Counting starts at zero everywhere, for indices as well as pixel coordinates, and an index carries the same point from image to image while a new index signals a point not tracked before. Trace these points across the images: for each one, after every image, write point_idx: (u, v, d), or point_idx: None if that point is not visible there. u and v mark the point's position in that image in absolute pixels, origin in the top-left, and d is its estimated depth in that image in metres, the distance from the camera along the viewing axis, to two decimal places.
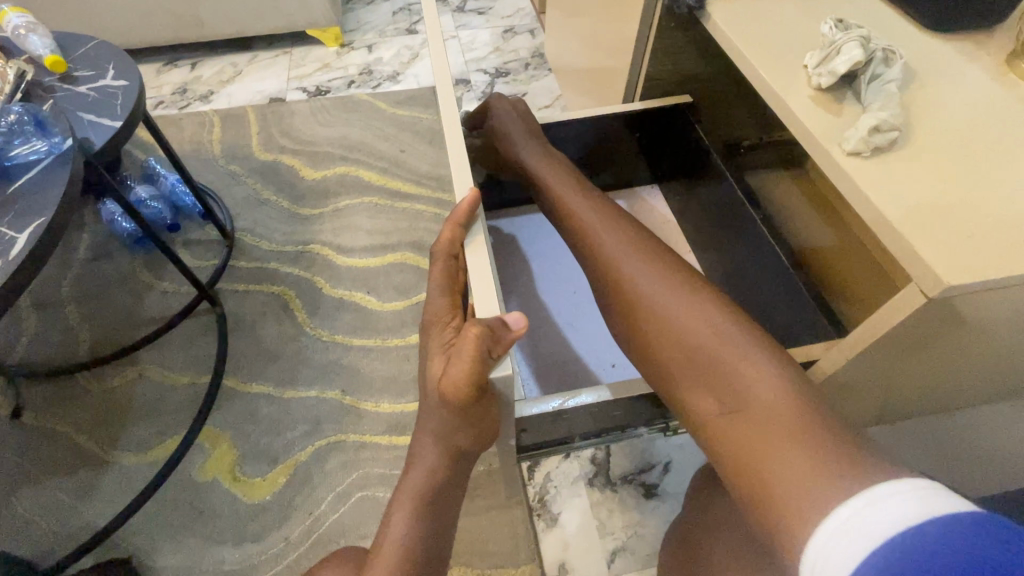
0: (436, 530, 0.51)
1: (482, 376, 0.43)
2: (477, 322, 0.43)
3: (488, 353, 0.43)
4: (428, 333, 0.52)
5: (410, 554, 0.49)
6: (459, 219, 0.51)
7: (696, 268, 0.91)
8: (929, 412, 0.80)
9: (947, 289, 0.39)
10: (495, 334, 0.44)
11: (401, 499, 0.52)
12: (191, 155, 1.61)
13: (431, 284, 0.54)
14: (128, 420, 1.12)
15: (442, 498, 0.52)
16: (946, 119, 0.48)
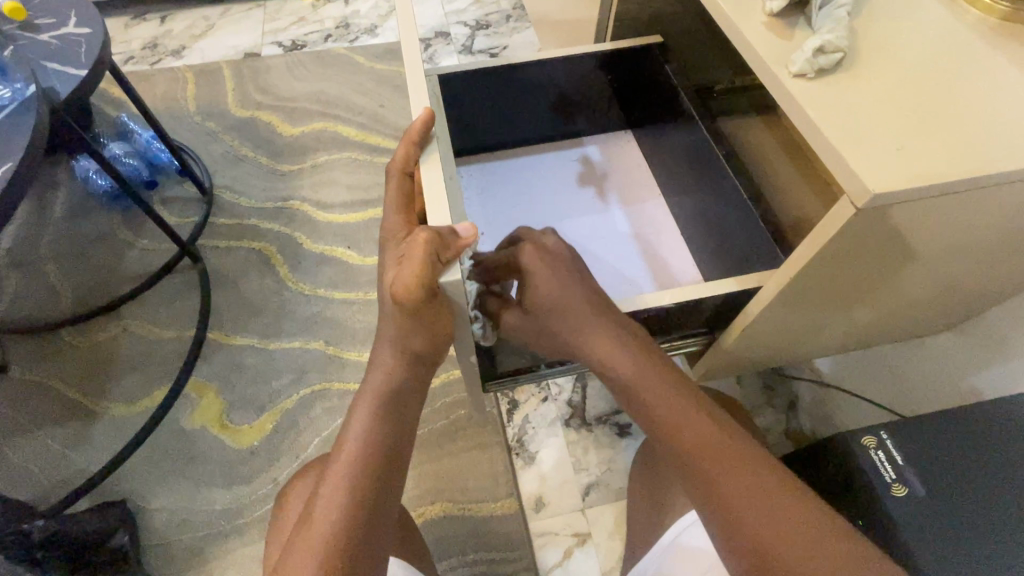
0: (400, 428, 0.50)
1: (431, 280, 0.44)
2: (427, 227, 0.44)
3: (437, 256, 0.44)
4: (384, 249, 0.54)
5: (373, 449, 0.47)
6: (414, 135, 0.53)
7: (667, 211, 0.92)
8: (879, 341, 0.80)
9: (874, 196, 0.40)
10: (445, 240, 0.45)
11: (361, 402, 0.50)
12: (165, 113, 1.58)
13: (388, 202, 0.56)
14: (115, 373, 1.14)
15: (403, 400, 0.51)
16: (892, 44, 0.49)
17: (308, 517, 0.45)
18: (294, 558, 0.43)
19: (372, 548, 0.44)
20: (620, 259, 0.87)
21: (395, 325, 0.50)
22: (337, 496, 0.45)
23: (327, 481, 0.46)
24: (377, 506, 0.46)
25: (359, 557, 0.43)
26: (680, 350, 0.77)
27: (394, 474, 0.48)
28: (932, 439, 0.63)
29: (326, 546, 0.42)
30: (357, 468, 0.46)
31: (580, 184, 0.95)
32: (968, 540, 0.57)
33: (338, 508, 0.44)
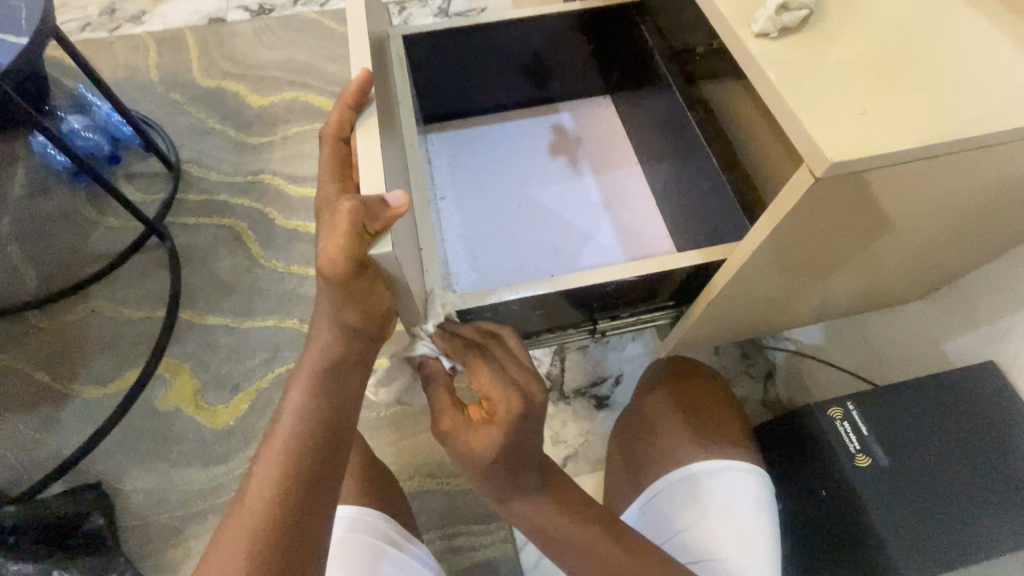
0: (339, 403, 0.48)
1: (359, 253, 0.43)
2: (352, 197, 0.42)
3: (363, 228, 0.42)
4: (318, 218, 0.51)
5: (310, 424, 0.46)
6: (347, 99, 0.50)
7: (641, 182, 0.89)
8: (857, 307, 0.78)
9: (832, 165, 0.38)
10: (373, 210, 0.43)
11: (297, 378, 0.48)
12: (127, 84, 1.51)
13: (322, 168, 0.54)
14: (86, 355, 1.12)
15: (341, 375, 0.49)
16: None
17: (239, 497, 0.43)
18: (224, 541, 0.40)
19: (310, 525, 0.42)
20: (592, 229, 0.85)
21: (328, 297, 0.48)
22: (271, 473, 0.43)
23: (261, 460, 0.44)
24: (315, 484, 0.44)
25: (296, 535, 0.41)
26: (652, 323, 0.76)
27: (334, 449, 0.46)
28: (897, 409, 0.63)
29: (259, 525, 0.40)
30: (292, 444, 0.44)
31: (552, 153, 0.92)
32: (922, 509, 0.58)
33: (272, 485, 0.42)
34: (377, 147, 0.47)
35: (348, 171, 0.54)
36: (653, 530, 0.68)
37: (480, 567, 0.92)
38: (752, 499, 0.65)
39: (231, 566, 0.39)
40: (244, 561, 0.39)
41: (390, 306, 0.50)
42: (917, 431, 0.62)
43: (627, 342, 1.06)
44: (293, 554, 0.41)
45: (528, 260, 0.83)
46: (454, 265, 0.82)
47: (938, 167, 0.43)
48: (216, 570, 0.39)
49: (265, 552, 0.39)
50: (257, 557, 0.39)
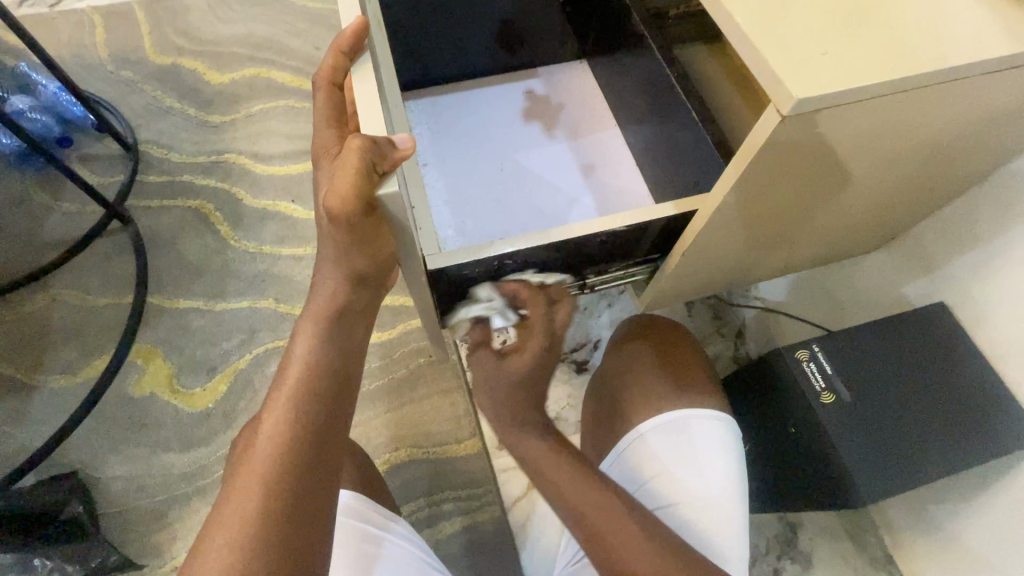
0: (345, 354, 0.49)
1: (368, 192, 0.44)
2: (362, 136, 0.43)
3: (373, 167, 0.43)
4: (318, 163, 0.53)
5: (318, 372, 0.46)
6: (342, 46, 0.51)
7: (619, 143, 0.91)
8: (822, 258, 0.83)
9: (799, 101, 0.40)
10: (381, 150, 0.44)
11: (303, 329, 0.49)
12: (73, 63, 1.43)
13: (319, 115, 0.56)
14: (50, 345, 1.08)
15: (346, 323, 0.51)
16: None
17: (248, 449, 0.42)
18: (236, 489, 0.40)
19: (324, 469, 0.43)
20: (577, 190, 0.86)
21: (333, 242, 0.49)
22: (281, 416, 0.43)
23: (269, 411, 0.44)
24: (326, 430, 0.44)
25: (310, 478, 0.42)
26: (629, 280, 0.79)
27: (341, 391, 0.47)
28: (857, 350, 0.67)
29: (271, 471, 0.40)
30: (300, 392, 0.45)
31: (525, 119, 0.92)
32: (880, 438, 0.62)
33: (282, 432, 0.42)
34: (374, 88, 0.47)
35: (342, 116, 0.56)
36: (627, 473, 0.71)
37: (469, 530, 0.94)
38: (720, 445, 0.68)
39: (246, 511, 0.38)
40: (260, 504, 0.39)
41: (392, 252, 0.52)
42: (874, 369, 0.66)
43: (605, 307, 1.08)
44: (307, 495, 0.41)
45: (511, 218, 0.83)
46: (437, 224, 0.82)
47: (896, 108, 0.46)
48: (233, 510, 0.39)
49: (280, 495, 0.40)
50: (272, 500, 0.39)
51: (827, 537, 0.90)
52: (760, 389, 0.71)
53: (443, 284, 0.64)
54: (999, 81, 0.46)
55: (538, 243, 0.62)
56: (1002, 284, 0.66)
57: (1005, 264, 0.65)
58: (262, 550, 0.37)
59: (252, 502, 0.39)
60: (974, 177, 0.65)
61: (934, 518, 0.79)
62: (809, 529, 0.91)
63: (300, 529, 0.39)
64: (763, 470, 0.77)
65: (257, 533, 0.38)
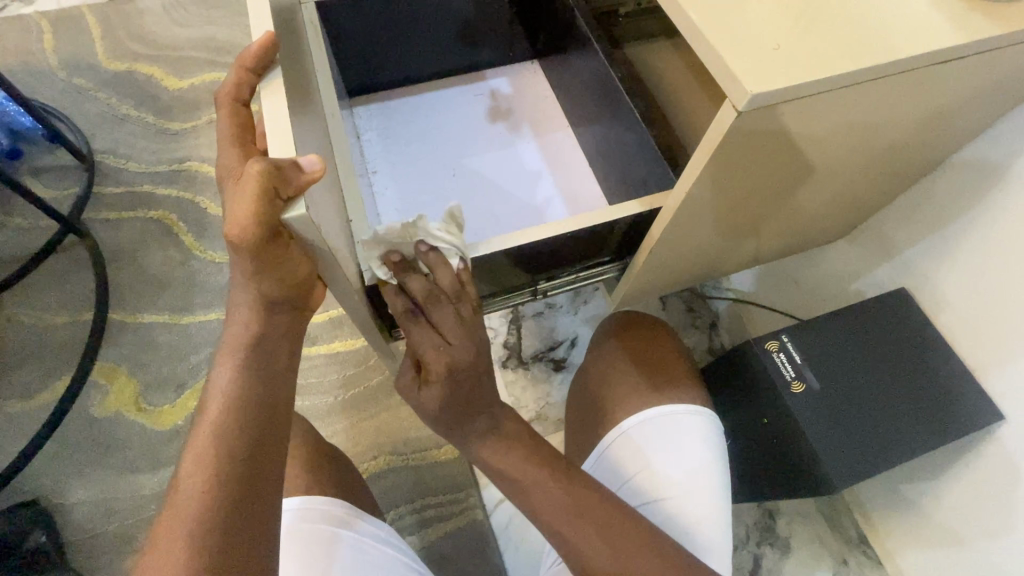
0: (269, 381, 0.47)
1: (270, 218, 0.41)
2: (261, 159, 0.39)
3: (274, 192, 0.40)
4: (221, 186, 0.49)
5: (239, 405, 0.44)
6: (245, 62, 0.47)
7: (572, 145, 0.89)
8: (785, 249, 0.84)
9: (750, 97, 0.40)
10: (285, 174, 0.40)
11: (220, 362, 0.47)
12: (19, 71, 1.37)
13: (224, 136, 0.52)
14: (5, 367, 1.03)
15: (268, 349, 0.48)
16: None
17: (171, 495, 0.40)
18: (160, 539, 0.38)
19: (256, 504, 0.41)
20: (529, 194, 0.84)
21: (241, 268, 0.46)
22: (204, 459, 0.41)
23: (190, 454, 0.42)
24: (255, 462, 0.42)
25: (239, 515, 0.40)
26: (599, 278, 0.79)
27: (269, 424, 0.45)
28: (824, 338, 0.68)
29: (196, 514, 0.38)
30: (221, 428, 0.43)
31: (491, 119, 0.90)
32: (849, 423, 0.63)
33: (203, 474, 0.40)
34: (286, 110, 0.43)
35: (250, 135, 0.52)
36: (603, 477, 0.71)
37: (452, 535, 0.93)
38: (698, 440, 0.68)
39: (169, 563, 0.37)
40: (184, 554, 0.37)
41: (312, 273, 0.49)
42: (841, 356, 0.67)
43: (580, 305, 1.08)
44: (238, 533, 0.39)
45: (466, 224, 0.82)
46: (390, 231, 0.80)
47: (849, 100, 0.46)
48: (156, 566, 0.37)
49: (206, 538, 0.38)
50: (196, 546, 0.37)
51: (804, 520, 0.92)
52: (733, 380, 0.72)
53: (384, 299, 0.63)
54: (943, 72, 0.47)
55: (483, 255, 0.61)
56: (960, 268, 0.68)
57: (962, 248, 0.67)
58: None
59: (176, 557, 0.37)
60: (930, 164, 0.66)
61: (905, 496, 0.81)
62: (787, 514, 0.93)
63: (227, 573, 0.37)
64: (739, 458, 0.78)
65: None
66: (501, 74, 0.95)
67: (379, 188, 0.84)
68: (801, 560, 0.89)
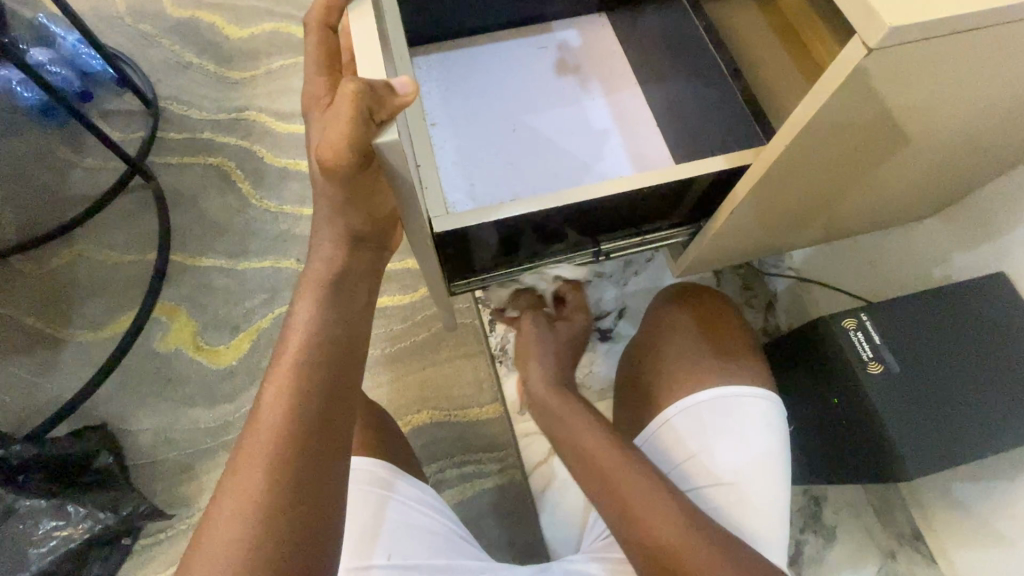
0: (347, 317, 0.46)
1: (363, 142, 0.39)
2: (356, 79, 0.38)
3: (369, 114, 0.38)
4: (310, 118, 0.48)
5: (318, 338, 0.44)
6: None
7: (641, 102, 0.83)
8: (866, 225, 0.78)
9: (887, 33, 0.36)
10: (380, 96, 0.39)
11: (302, 295, 0.46)
12: (90, 15, 1.39)
13: (310, 63, 0.50)
14: (77, 298, 1.09)
15: (349, 286, 0.48)
16: None
17: (252, 418, 0.40)
18: (242, 458, 0.38)
19: (331, 434, 0.41)
20: (593, 154, 0.80)
21: (328, 200, 0.47)
22: (284, 385, 0.41)
23: (271, 376, 0.42)
24: (330, 394, 0.42)
25: (320, 441, 0.40)
26: (665, 242, 0.75)
27: (346, 357, 0.45)
28: (909, 318, 0.64)
29: (277, 434, 0.39)
30: (302, 357, 0.43)
31: (558, 73, 0.85)
32: (930, 410, 0.59)
33: (285, 397, 0.40)
34: (374, 34, 0.42)
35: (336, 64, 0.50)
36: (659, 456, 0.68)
37: (489, 493, 0.94)
38: (764, 425, 0.64)
39: (256, 471, 0.37)
40: (267, 470, 0.37)
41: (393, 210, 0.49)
42: (926, 340, 0.62)
43: (630, 276, 1.05)
44: (316, 457, 0.39)
45: (522, 181, 0.78)
46: (445, 183, 0.77)
47: (981, 50, 0.41)
48: (240, 481, 0.37)
49: (286, 458, 0.38)
50: (277, 464, 0.38)
51: (852, 511, 0.89)
52: (805, 358, 0.68)
53: (450, 246, 0.61)
54: None
55: (552, 205, 0.58)
56: None
57: None
58: (269, 507, 0.36)
59: (260, 475, 0.37)
60: None
61: (969, 493, 0.77)
62: (834, 502, 0.89)
63: (302, 497, 0.38)
64: (796, 440, 0.75)
65: (264, 500, 0.36)
66: (571, 24, 0.89)
67: (435, 138, 0.81)
68: (847, 551, 0.86)
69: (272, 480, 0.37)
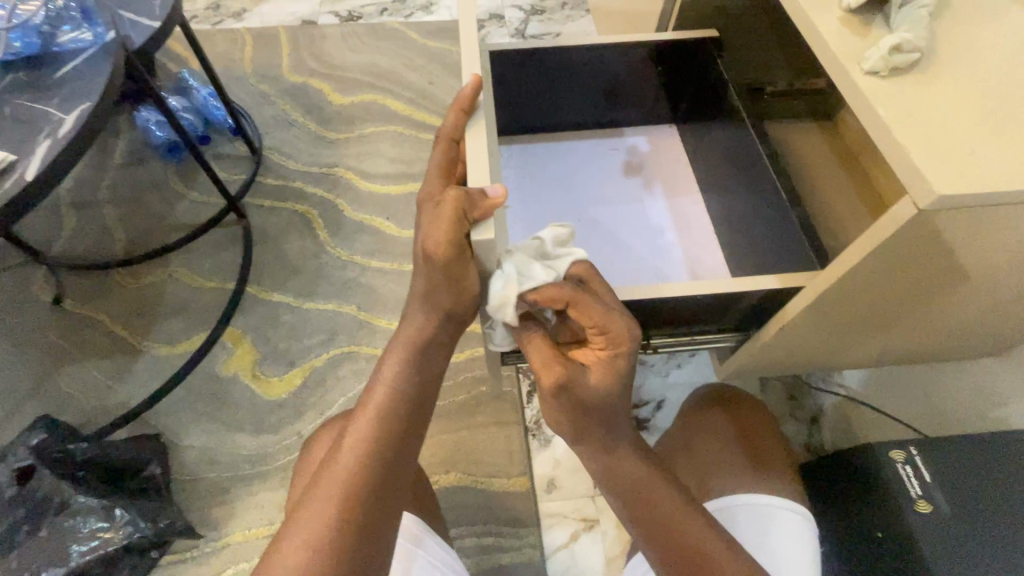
0: (423, 384, 0.50)
1: (458, 237, 0.45)
2: (456, 188, 0.45)
3: (463, 214, 0.45)
4: (420, 209, 0.55)
5: (396, 400, 0.48)
6: (461, 103, 0.54)
7: (702, 209, 0.89)
8: (922, 355, 0.78)
9: (937, 199, 0.39)
10: (473, 199, 0.45)
11: (388, 357, 0.51)
12: (222, 73, 1.63)
13: (432, 163, 0.58)
14: (160, 313, 1.20)
15: (429, 354, 0.52)
16: (992, 57, 0.46)
17: (331, 458, 0.46)
18: (315, 495, 0.43)
19: (391, 493, 0.45)
20: (649, 252, 0.85)
21: (422, 279, 0.51)
22: (362, 438, 0.46)
23: (352, 427, 0.47)
24: (397, 456, 0.46)
25: (380, 497, 0.44)
26: (713, 345, 0.77)
27: (416, 420, 0.49)
28: (963, 459, 0.62)
29: (349, 483, 0.43)
30: (380, 415, 0.47)
31: (625, 173, 0.93)
32: (988, 560, 0.56)
33: (358, 454, 0.45)
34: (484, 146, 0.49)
35: (452, 168, 0.58)
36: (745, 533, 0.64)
37: (504, 569, 0.92)
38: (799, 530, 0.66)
39: (324, 512, 0.42)
40: (333, 521, 0.42)
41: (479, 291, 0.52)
42: (981, 481, 0.60)
43: (673, 367, 1.06)
44: (375, 516, 0.43)
45: None
46: None
47: None
48: (309, 517, 0.42)
49: (351, 510, 0.43)
50: (342, 517, 0.42)
51: None
52: (849, 485, 0.67)
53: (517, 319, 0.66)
54: None
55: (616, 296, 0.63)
56: None
57: None
58: (332, 548, 0.41)
59: (325, 518, 0.42)
60: None
61: None
62: None
63: (357, 544, 0.42)
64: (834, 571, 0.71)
65: (327, 541, 0.41)
66: (642, 130, 0.97)
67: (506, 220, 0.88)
68: None
69: (338, 522, 0.42)
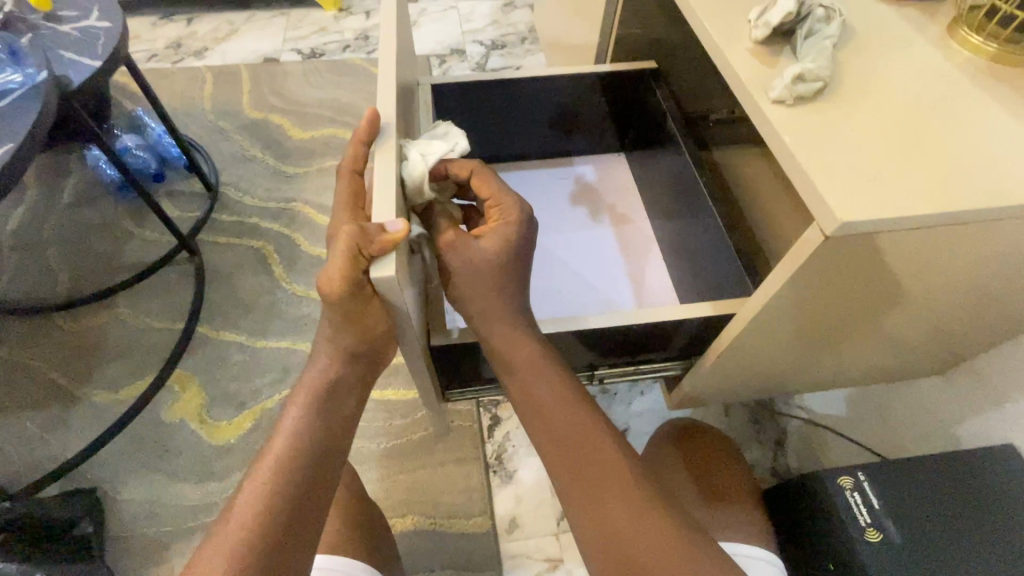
0: (328, 425, 0.51)
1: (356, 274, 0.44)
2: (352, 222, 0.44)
3: (358, 250, 0.44)
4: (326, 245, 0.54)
5: (297, 447, 0.48)
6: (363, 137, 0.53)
7: (649, 237, 0.89)
8: (870, 374, 0.78)
9: (842, 224, 0.39)
10: (370, 234, 0.44)
11: (293, 402, 0.51)
12: (180, 110, 1.61)
13: (337, 198, 0.57)
14: (104, 357, 1.15)
15: (336, 398, 0.52)
16: (892, 84, 0.47)
17: (228, 511, 0.45)
18: (210, 549, 0.43)
19: (295, 540, 0.45)
20: (597, 280, 0.84)
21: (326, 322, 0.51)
22: (260, 487, 0.46)
23: (251, 478, 0.47)
24: (299, 502, 0.46)
25: (280, 542, 0.44)
26: (661, 373, 0.76)
27: (321, 464, 0.49)
28: (911, 486, 0.61)
29: (245, 531, 0.43)
30: (281, 462, 0.47)
31: (573, 202, 0.93)
32: None
33: (258, 496, 0.45)
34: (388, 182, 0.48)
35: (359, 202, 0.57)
36: None
37: None
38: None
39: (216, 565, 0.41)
40: None
41: (389, 330, 0.52)
42: (927, 508, 0.59)
43: (635, 395, 1.04)
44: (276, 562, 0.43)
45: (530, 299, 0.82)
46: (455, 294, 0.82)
47: (947, 233, 0.44)
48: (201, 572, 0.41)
49: (247, 558, 0.42)
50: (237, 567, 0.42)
51: None
52: (801, 515, 0.65)
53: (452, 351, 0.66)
54: None
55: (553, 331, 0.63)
56: None
57: None
58: None
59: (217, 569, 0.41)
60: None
61: None
62: None
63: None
64: None
65: None
66: (590, 160, 0.98)
67: None
68: None
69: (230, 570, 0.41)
